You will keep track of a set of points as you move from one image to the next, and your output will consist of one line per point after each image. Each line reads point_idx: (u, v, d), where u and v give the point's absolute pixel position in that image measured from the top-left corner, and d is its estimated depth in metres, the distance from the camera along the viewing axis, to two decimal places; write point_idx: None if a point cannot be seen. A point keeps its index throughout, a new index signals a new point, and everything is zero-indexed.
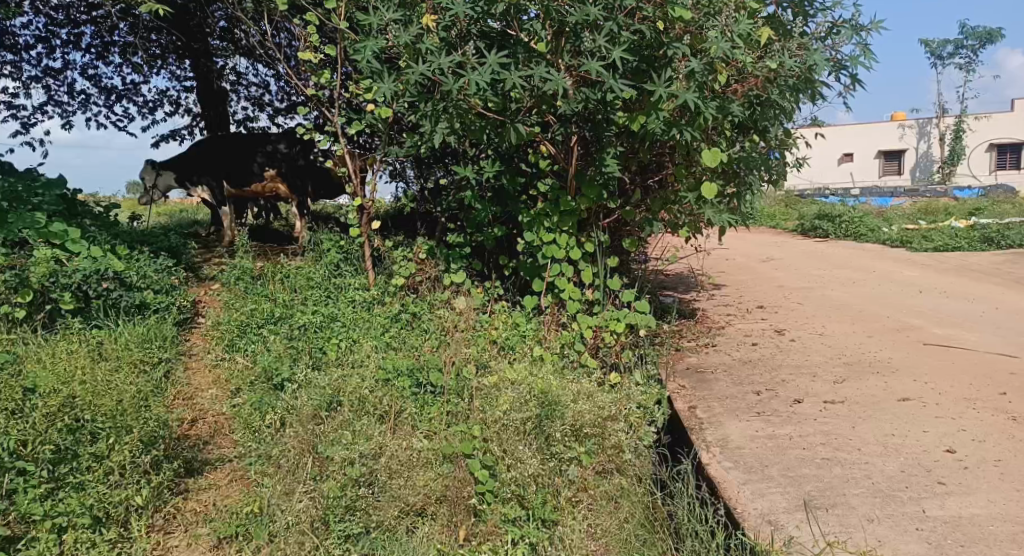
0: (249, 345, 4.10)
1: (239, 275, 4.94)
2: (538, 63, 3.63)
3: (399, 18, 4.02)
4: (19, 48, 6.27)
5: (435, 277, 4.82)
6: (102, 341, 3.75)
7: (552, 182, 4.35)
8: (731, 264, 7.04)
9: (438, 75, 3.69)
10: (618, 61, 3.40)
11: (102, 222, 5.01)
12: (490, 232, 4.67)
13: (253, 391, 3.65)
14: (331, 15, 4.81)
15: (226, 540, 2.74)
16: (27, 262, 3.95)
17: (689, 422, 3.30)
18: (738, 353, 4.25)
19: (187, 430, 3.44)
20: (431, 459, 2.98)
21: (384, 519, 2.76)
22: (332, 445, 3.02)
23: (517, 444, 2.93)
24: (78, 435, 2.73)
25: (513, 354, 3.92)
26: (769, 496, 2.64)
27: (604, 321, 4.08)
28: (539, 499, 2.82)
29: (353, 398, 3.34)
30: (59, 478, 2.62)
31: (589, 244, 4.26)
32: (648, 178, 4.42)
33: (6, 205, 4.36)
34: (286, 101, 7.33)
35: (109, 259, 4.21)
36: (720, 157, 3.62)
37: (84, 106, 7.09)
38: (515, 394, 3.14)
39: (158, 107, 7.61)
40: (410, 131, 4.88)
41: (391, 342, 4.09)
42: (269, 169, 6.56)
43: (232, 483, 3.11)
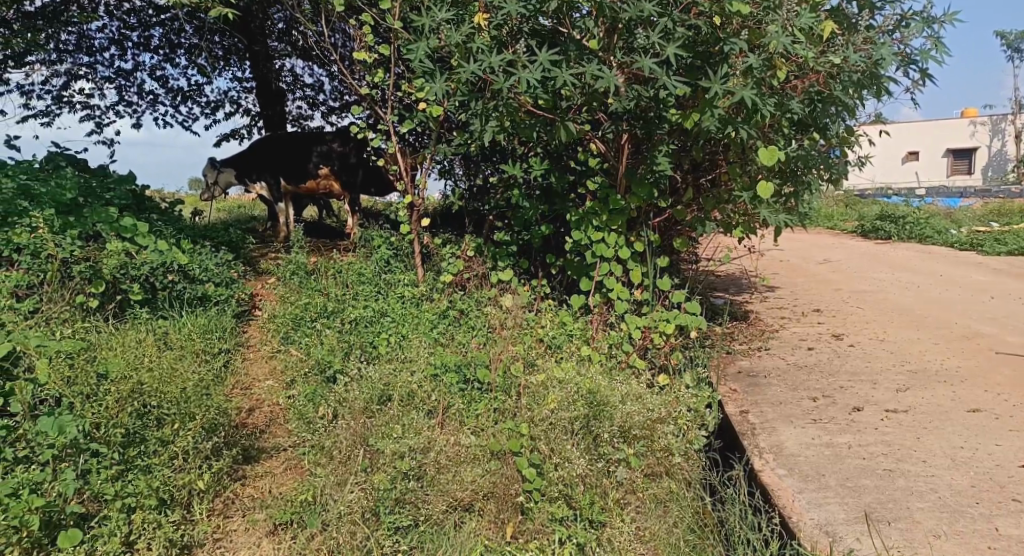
0: (303, 337, 4.22)
1: (294, 269, 5.09)
2: (590, 60, 3.60)
3: (452, 17, 4.11)
4: (94, 51, 6.56)
5: (482, 275, 4.87)
6: (167, 330, 3.92)
7: (602, 180, 4.33)
8: (785, 266, 6.87)
9: (490, 73, 3.74)
10: (673, 56, 3.35)
11: (168, 217, 5.22)
12: (538, 229, 4.67)
13: (307, 383, 3.75)
14: (385, 15, 4.89)
15: (281, 527, 2.82)
16: (98, 253, 4.14)
17: (742, 427, 3.24)
18: (794, 357, 4.14)
19: (245, 419, 3.55)
20: (479, 455, 3.01)
21: (432, 512, 2.79)
22: (383, 438, 3.07)
23: (565, 443, 2.94)
24: (146, 421, 2.87)
25: (560, 353, 3.93)
26: (827, 506, 2.56)
27: (653, 321, 4.04)
28: (587, 499, 2.81)
29: (403, 392, 3.41)
30: (128, 461, 2.73)
31: (639, 244, 4.23)
32: (701, 176, 4.35)
33: (81, 200, 4.58)
34: (339, 101, 7.51)
35: (176, 251, 4.41)
36: (778, 155, 3.53)
37: (152, 106, 7.38)
38: (564, 394, 3.17)
39: (220, 107, 7.87)
40: (459, 129, 4.95)
41: (439, 337, 4.15)
42: (323, 168, 6.69)
43: (287, 471, 3.21)
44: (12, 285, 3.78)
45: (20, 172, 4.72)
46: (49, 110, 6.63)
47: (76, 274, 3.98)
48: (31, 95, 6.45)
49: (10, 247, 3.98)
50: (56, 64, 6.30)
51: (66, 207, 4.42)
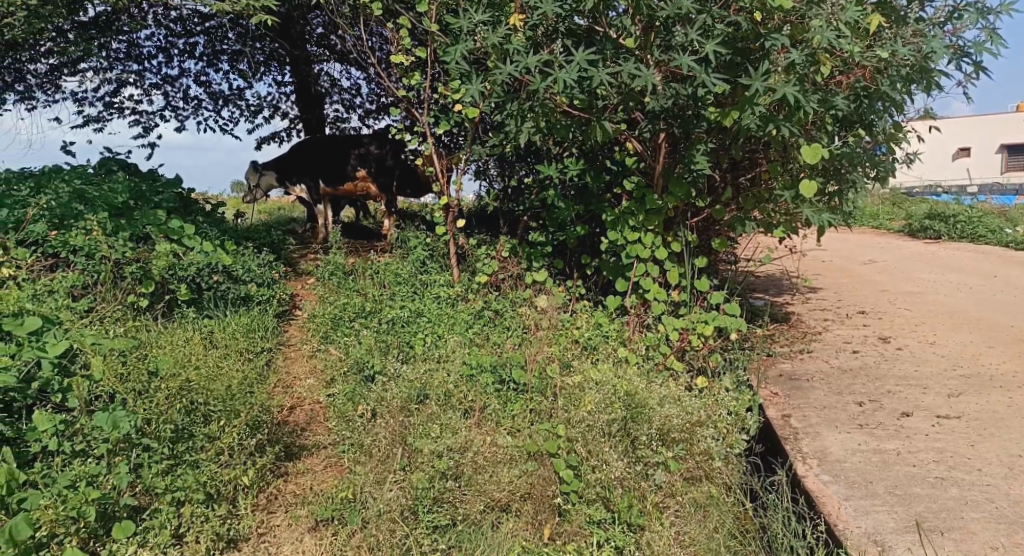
0: (342, 336, 4.29)
1: (333, 270, 5.18)
2: (627, 59, 3.62)
3: (488, 19, 4.13)
4: (143, 58, 6.76)
5: (517, 275, 4.89)
6: (213, 329, 4.02)
7: (638, 180, 4.30)
8: (826, 267, 6.72)
9: (526, 74, 3.75)
10: (712, 53, 3.31)
11: (213, 220, 5.34)
12: (573, 230, 4.66)
13: (346, 382, 3.81)
14: (422, 18, 4.94)
15: (323, 524, 2.86)
16: (148, 255, 4.26)
17: (784, 431, 3.17)
18: (837, 361, 4.05)
19: (286, 417, 3.62)
20: (517, 456, 3.01)
21: (470, 512, 2.80)
22: (421, 437, 3.09)
23: (602, 445, 2.93)
24: (194, 417, 2.94)
25: (596, 354, 3.92)
26: (875, 514, 2.50)
27: (691, 323, 3.99)
28: (625, 502, 2.79)
29: (439, 392, 3.44)
30: (177, 455, 2.82)
31: (676, 244, 4.19)
32: (740, 175, 4.29)
33: (132, 203, 4.73)
34: (376, 104, 7.61)
35: (220, 252, 4.54)
36: (821, 153, 3.46)
37: (196, 110, 7.57)
38: (601, 395, 3.17)
39: (260, 111, 8.03)
40: (495, 131, 4.98)
41: (475, 337, 4.17)
42: (360, 170, 6.79)
43: (327, 468, 3.26)
44: (68, 285, 3.92)
45: (75, 176, 4.90)
46: (101, 116, 6.86)
47: (127, 274, 4.11)
48: (84, 103, 6.68)
49: (66, 249, 4.13)
50: (107, 72, 6.50)
51: (118, 210, 4.56)
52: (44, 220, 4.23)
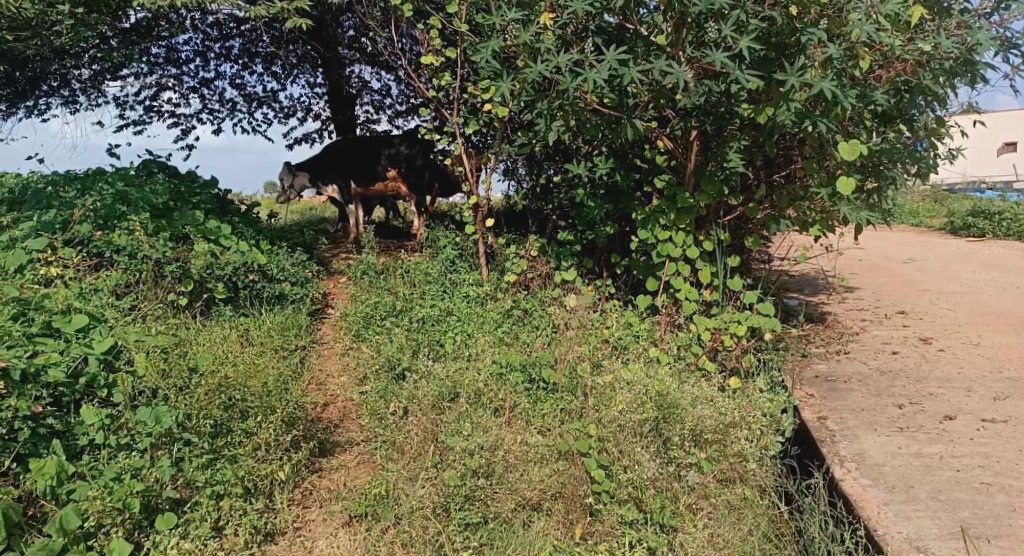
0: (373, 334, 4.34)
1: (365, 269, 5.24)
2: (658, 56, 3.60)
3: (519, 17, 4.14)
4: (181, 63, 6.91)
5: (546, 274, 4.89)
6: (249, 327, 4.11)
7: (669, 178, 4.27)
8: (864, 267, 6.58)
9: (556, 73, 3.75)
10: (746, 49, 3.26)
11: (248, 220, 5.44)
12: (603, 229, 4.64)
13: (378, 380, 3.85)
14: (452, 19, 4.97)
15: (357, 519, 2.90)
16: (187, 254, 4.37)
17: (821, 433, 3.12)
18: (876, 362, 3.97)
19: (320, 414, 3.68)
20: (547, 455, 3.01)
21: (502, 511, 2.79)
22: (452, 435, 3.11)
23: (634, 446, 2.93)
24: (231, 413, 3.01)
25: (627, 354, 3.91)
26: (917, 520, 2.44)
27: (724, 323, 3.95)
28: (658, 503, 2.78)
29: (470, 390, 3.45)
30: (217, 449, 2.89)
31: (708, 243, 4.14)
32: (774, 173, 4.23)
33: (172, 204, 4.85)
34: (406, 105, 7.67)
35: (255, 252, 4.64)
36: (860, 150, 3.39)
37: (232, 113, 7.72)
38: (632, 395, 3.16)
39: (293, 113, 8.15)
40: (525, 130, 4.98)
41: (505, 336, 4.19)
42: (391, 170, 6.85)
43: (360, 465, 3.29)
44: (113, 283, 4.02)
45: (117, 178, 5.03)
46: (141, 120, 7.04)
47: (168, 273, 4.22)
48: (126, 107, 6.86)
49: (110, 248, 4.24)
50: (147, 76, 6.67)
51: (158, 211, 4.67)
52: (89, 221, 4.35)
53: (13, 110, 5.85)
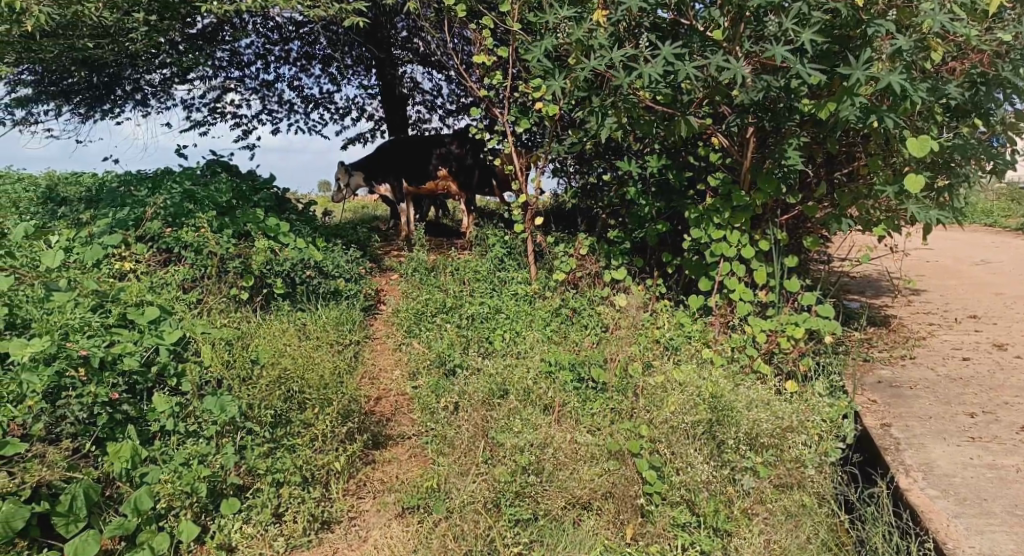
0: (424, 330, 4.40)
1: (416, 266, 5.30)
2: (714, 51, 3.54)
3: (574, 14, 4.11)
4: (243, 65, 7.12)
5: (595, 273, 4.85)
6: (306, 321, 4.21)
7: (724, 176, 4.18)
8: (930, 268, 6.31)
9: (610, 70, 3.71)
10: (809, 43, 3.16)
11: (305, 218, 5.57)
12: (655, 227, 4.57)
13: (429, 375, 3.89)
14: (505, 18, 4.98)
15: (409, 510, 2.94)
16: (249, 251, 4.50)
17: (884, 442, 2.99)
18: (945, 369, 3.80)
19: (373, 407, 3.74)
20: (597, 454, 2.98)
21: (551, 508, 2.79)
22: (503, 432, 3.12)
23: (687, 447, 2.88)
24: (290, 404, 3.08)
25: (678, 355, 3.86)
26: (990, 535, 2.33)
27: (780, 325, 3.84)
28: (712, 507, 2.73)
29: (520, 388, 3.46)
30: (277, 439, 2.98)
31: (764, 242, 4.04)
32: (835, 170, 4.10)
33: (236, 202, 5.00)
34: (457, 104, 7.72)
35: (312, 249, 4.76)
36: (930, 145, 3.24)
37: (290, 113, 7.91)
38: (685, 397, 3.12)
39: (348, 113, 8.31)
40: (576, 128, 4.96)
41: (554, 335, 4.18)
42: (441, 169, 6.91)
43: (411, 458, 3.34)
44: (180, 278, 4.18)
45: (185, 177, 5.23)
46: (205, 121, 7.28)
47: (230, 269, 4.36)
48: (192, 109, 7.10)
49: (178, 245, 4.41)
50: (212, 79, 6.89)
51: (223, 209, 4.83)
52: (159, 218, 4.53)
53: (90, 113, 6.14)
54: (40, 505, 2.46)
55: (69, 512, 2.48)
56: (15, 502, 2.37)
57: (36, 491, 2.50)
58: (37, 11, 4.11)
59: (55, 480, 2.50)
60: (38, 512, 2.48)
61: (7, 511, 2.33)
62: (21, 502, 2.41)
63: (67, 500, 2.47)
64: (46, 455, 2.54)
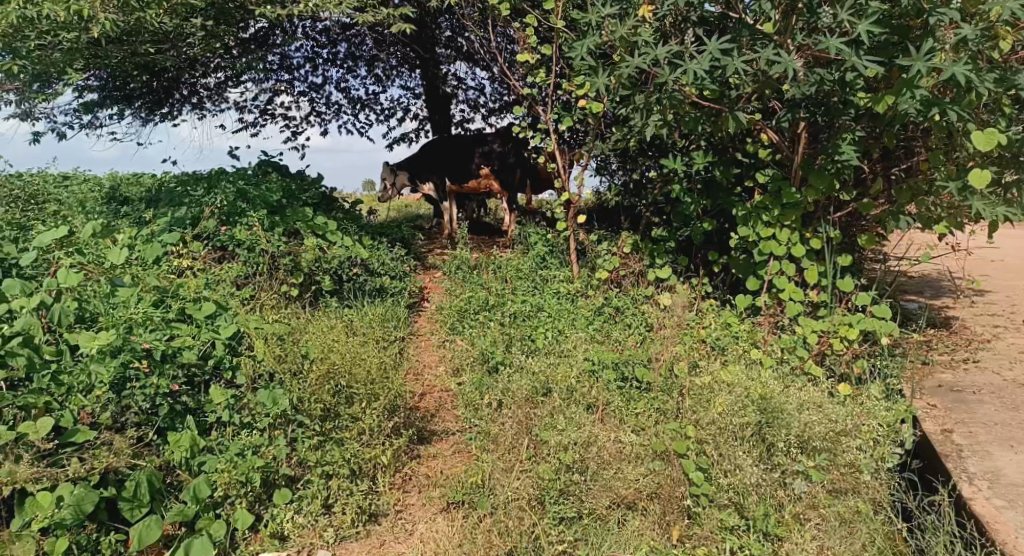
0: (467, 328, 4.42)
1: (459, 264, 5.32)
2: (764, 45, 3.45)
3: (618, 11, 4.06)
4: (293, 68, 7.28)
5: (639, 272, 4.79)
6: (353, 317, 4.27)
7: (774, 172, 4.07)
8: (995, 268, 6.03)
9: (655, 66, 3.66)
10: (865, 34, 3.04)
11: (352, 216, 5.66)
12: (700, 225, 4.48)
13: (473, 372, 3.90)
14: (548, 15, 4.95)
15: (455, 505, 2.96)
16: (298, 248, 4.59)
17: (945, 448, 2.87)
18: (1011, 373, 3.62)
19: (418, 403, 3.76)
20: (642, 454, 2.94)
21: (596, 507, 2.76)
22: (547, 430, 3.10)
23: (736, 450, 2.82)
24: (338, 398, 3.11)
25: (726, 355, 3.78)
26: None
27: (833, 326, 3.72)
28: (761, 510, 2.68)
29: (563, 386, 3.43)
30: (326, 432, 3.03)
31: (815, 241, 3.92)
32: (892, 166, 3.95)
33: (285, 201, 5.10)
34: (500, 103, 7.73)
35: (358, 246, 4.83)
36: (997, 139, 3.09)
37: (337, 114, 8.05)
38: (733, 398, 3.05)
39: (393, 113, 8.40)
40: (620, 125, 4.90)
41: (598, 334, 4.15)
42: (484, 167, 6.92)
43: (456, 454, 3.35)
44: (234, 275, 4.30)
45: (237, 177, 5.36)
46: (257, 123, 7.46)
47: (281, 266, 4.46)
48: (244, 111, 7.28)
49: (232, 242, 4.53)
50: (264, 82, 7.06)
51: (274, 208, 4.94)
52: (214, 217, 4.66)
53: (150, 117, 6.35)
54: (108, 490, 2.59)
55: (134, 497, 2.60)
56: (85, 487, 2.52)
57: (104, 476, 2.62)
58: (103, 18, 4.23)
59: (121, 467, 2.62)
60: (106, 497, 2.62)
61: (80, 494, 2.49)
62: (90, 487, 2.56)
63: (132, 486, 2.59)
64: (113, 443, 2.64)
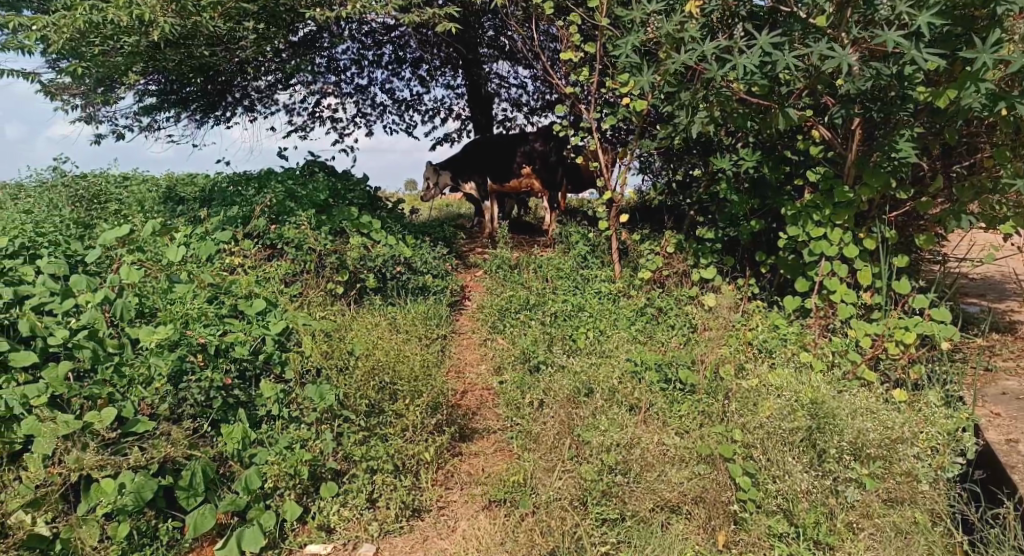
0: (508, 327, 4.42)
1: (500, 263, 5.32)
2: (817, 39, 3.34)
3: (664, 7, 3.99)
4: (340, 70, 7.38)
5: (683, 272, 4.71)
6: (396, 314, 4.31)
7: (825, 170, 3.94)
8: None
9: (703, 63, 3.58)
10: (927, 26, 2.91)
11: (395, 215, 5.71)
12: (747, 225, 4.36)
13: (514, 371, 3.89)
14: (592, 13, 4.90)
15: (496, 504, 2.96)
16: (344, 247, 4.66)
17: (1011, 458, 2.74)
18: None
19: (459, 401, 3.76)
20: (687, 458, 2.88)
21: (639, 510, 2.71)
22: (589, 430, 3.06)
23: (785, 455, 2.74)
24: (383, 394, 3.13)
25: (773, 358, 3.69)
26: None
27: (889, 329, 3.58)
28: (811, 518, 2.62)
29: (605, 387, 3.39)
30: (371, 427, 3.06)
31: (869, 241, 3.79)
32: (953, 164, 3.79)
33: (331, 200, 5.18)
34: (542, 101, 7.70)
35: (402, 245, 4.88)
36: None
37: (382, 115, 8.13)
38: (782, 402, 2.95)
39: (436, 114, 8.45)
40: (665, 123, 4.82)
41: (640, 335, 4.10)
42: (525, 166, 6.89)
43: (496, 452, 3.34)
44: (283, 273, 4.38)
45: (286, 177, 5.47)
46: (305, 124, 7.60)
47: (327, 264, 4.53)
48: (293, 113, 7.43)
49: (281, 241, 4.62)
50: (312, 84, 7.19)
51: (320, 207, 5.02)
52: (264, 215, 4.76)
53: (204, 119, 6.53)
54: (165, 479, 2.70)
55: (189, 486, 2.70)
56: (145, 475, 2.63)
57: (162, 466, 2.72)
58: (163, 22, 4.38)
59: (177, 457, 2.71)
60: (164, 485, 2.73)
61: (139, 483, 2.60)
62: (150, 475, 2.67)
63: (187, 476, 2.70)
64: (171, 434, 2.74)
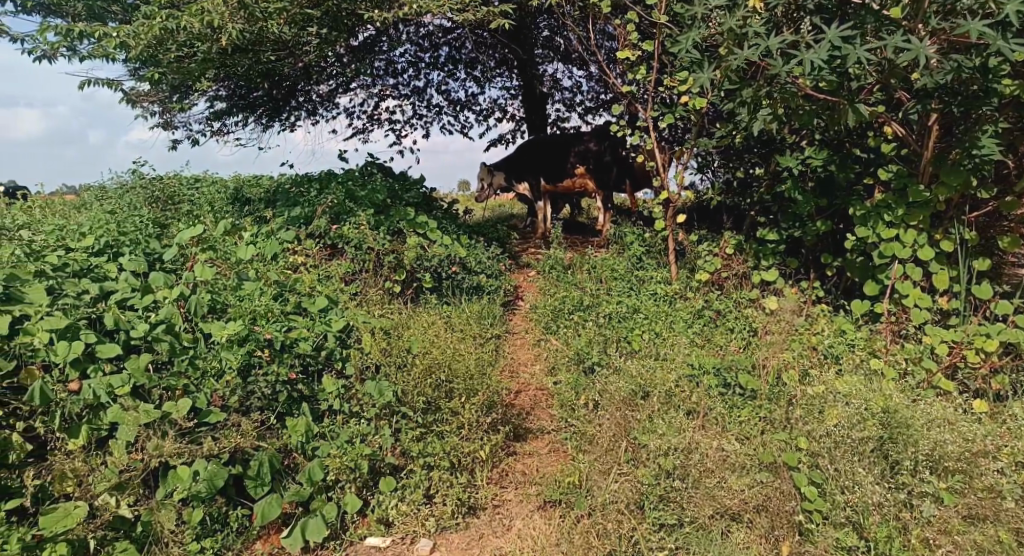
0: (561, 327, 4.39)
1: (553, 264, 5.28)
2: (892, 31, 3.19)
3: (726, 2, 3.89)
4: (397, 72, 7.49)
5: (743, 273, 4.58)
6: (451, 313, 4.34)
7: (898, 168, 3.76)
8: None
9: (769, 59, 3.47)
10: (1015, 15, 2.74)
11: (450, 215, 5.76)
12: (813, 225, 4.21)
13: (568, 372, 3.85)
14: (651, 10, 4.82)
15: (552, 504, 2.95)
16: (401, 247, 4.71)
17: None
18: None
19: (512, 400, 3.75)
20: (747, 464, 2.79)
21: (698, 516, 2.65)
22: (646, 434, 2.99)
23: (855, 465, 2.63)
24: (439, 391, 3.14)
25: (840, 363, 3.55)
26: None
27: (967, 336, 3.42)
28: (884, 532, 2.49)
29: (662, 390, 3.31)
30: (427, 424, 3.09)
31: (947, 242, 3.60)
32: None
33: (389, 200, 5.24)
34: (597, 101, 7.62)
35: (457, 245, 4.90)
36: None
37: (438, 116, 8.21)
38: (850, 410, 2.82)
39: (491, 114, 8.48)
40: (726, 120, 4.70)
41: (699, 338, 4.01)
42: (579, 166, 6.84)
43: (551, 453, 3.32)
44: (342, 271, 4.46)
45: (345, 178, 5.58)
46: (364, 126, 7.74)
47: (385, 263, 4.60)
48: (353, 115, 7.58)
49: (341, 240, 4.71)
50: (371, 87, 7.31)
51: (379, 207, 5.09)
52: (325, 215, 4.87)
53: (270, 122, 6.74)
54: (235, 468, 2.80)
55: (257, 476, 2.80)
56: (217, 464, 2.73)
57: (233, 455, 2.82)
58: (231, 28, 4.52)
59: (247, 447, 2.80)
60: (234, 474, 2.83)
61: (212, 470, 2.70)
62: (221, 463, 2.77)
63: (255, 465, 2.80)
64: (240, 425, 2.84)
